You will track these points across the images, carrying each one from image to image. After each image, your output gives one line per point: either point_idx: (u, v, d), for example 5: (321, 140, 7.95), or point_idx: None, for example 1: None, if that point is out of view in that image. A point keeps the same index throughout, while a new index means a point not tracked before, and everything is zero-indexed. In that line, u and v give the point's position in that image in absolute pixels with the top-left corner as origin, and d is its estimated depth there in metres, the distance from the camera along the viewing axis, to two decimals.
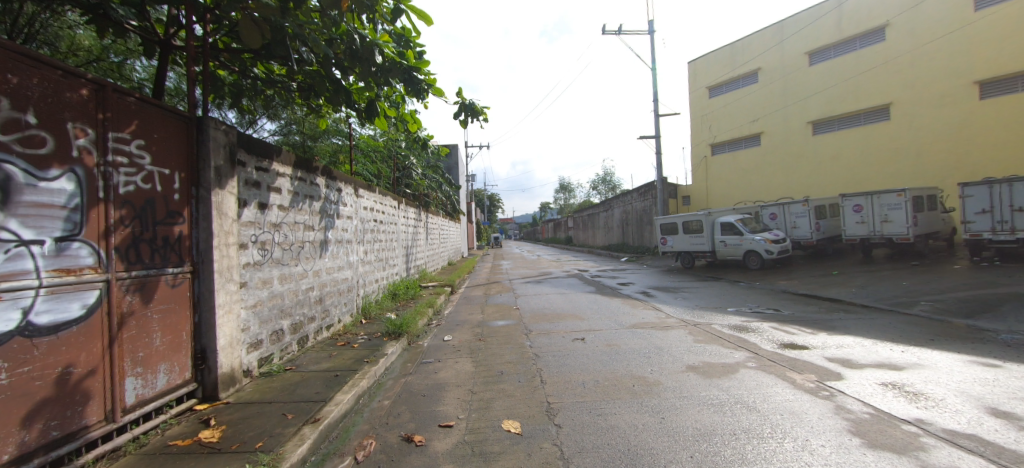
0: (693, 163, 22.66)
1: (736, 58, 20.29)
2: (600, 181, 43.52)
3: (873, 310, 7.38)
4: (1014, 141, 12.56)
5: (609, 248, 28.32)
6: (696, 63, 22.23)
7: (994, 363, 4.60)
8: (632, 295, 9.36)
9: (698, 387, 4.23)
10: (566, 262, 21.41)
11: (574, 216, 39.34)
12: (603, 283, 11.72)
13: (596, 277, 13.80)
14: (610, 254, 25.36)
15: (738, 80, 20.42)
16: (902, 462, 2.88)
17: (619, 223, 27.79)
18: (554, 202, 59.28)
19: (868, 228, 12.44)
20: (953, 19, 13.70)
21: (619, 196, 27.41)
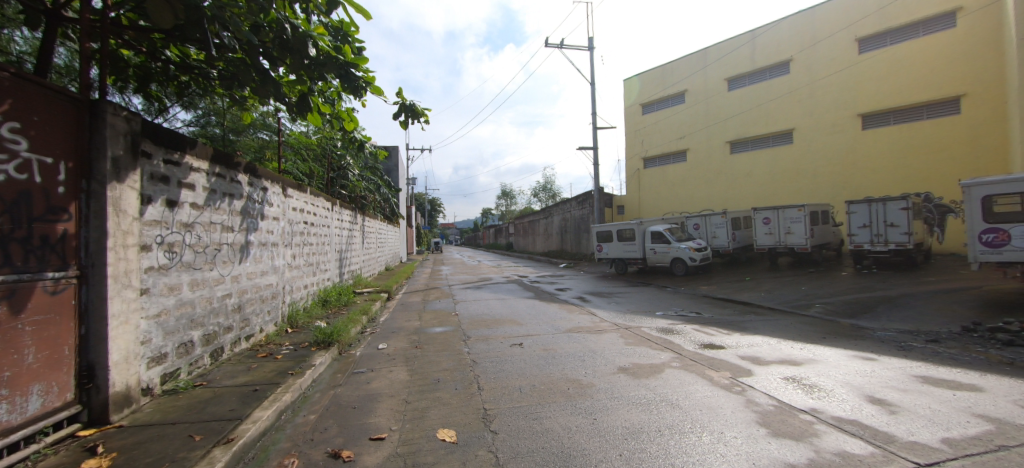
0: (628, 175, 23.96)
1: (666, 79, 21.87)
2: (541, 188, 44.44)
3: (778, 312, 8.24)
4: (888, 167, 14.76)
5: (549, 254, 28.96)
6: (631, 81, 23.63)
7: (872, 357, 5.32)
8: (569, 300, 9.65)
9: (627, 387, 4.43)
10: (507, 268, 21.54)
11: (515, 223, 39.78)
12: (542, 289, 11.96)
13: (536, 282, 14.05)
14: (549, 261, 25.96)
15: (668, 99, 21.99)
16: (799, 448, 3.22)
17: (558, 230, 28.53)
18: (496, 208, 59.60)
19: (775, 239, 13.91)
20: (842, 60, 15.88)
21: (559, 204, 28.17)
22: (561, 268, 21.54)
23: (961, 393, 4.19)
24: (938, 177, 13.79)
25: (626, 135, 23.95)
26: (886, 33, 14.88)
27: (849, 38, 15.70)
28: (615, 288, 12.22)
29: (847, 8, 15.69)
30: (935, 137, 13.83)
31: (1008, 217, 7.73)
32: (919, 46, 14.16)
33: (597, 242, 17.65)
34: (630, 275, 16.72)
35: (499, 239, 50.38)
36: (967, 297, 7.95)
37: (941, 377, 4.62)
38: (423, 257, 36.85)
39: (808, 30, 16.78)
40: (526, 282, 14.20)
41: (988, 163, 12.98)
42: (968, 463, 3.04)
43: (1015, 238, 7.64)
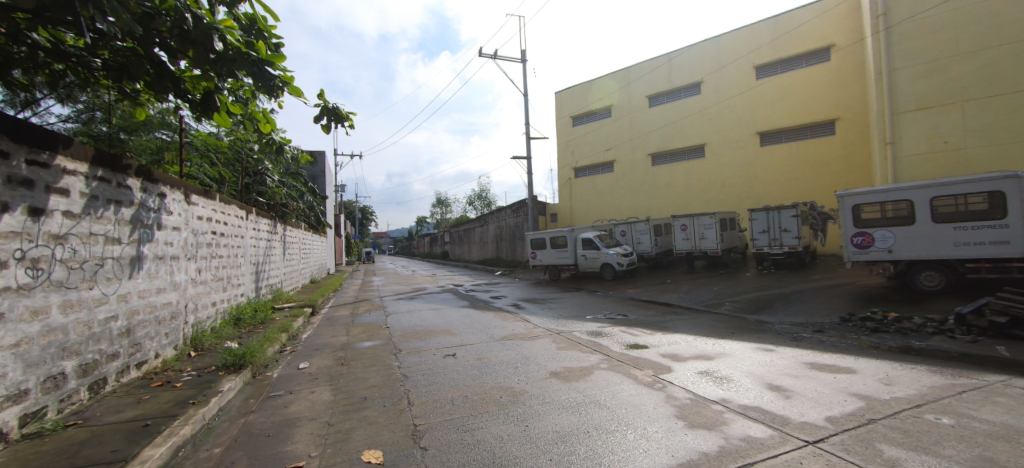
0: (561, 184, 24.83)
1: (593, 94, 23.10)
2: (476, 196, 44.20)
3: (695, 312, 8.93)
4: (782, 179, 16.76)
5: (485, 262, 28.90)
6: (561, 94, 24.63)
7: (771, 348, 5.94)
8: (504, 308, 9.67)
9: (559, 392, 4.50)
10: (443, 277, 21.17)
11: (451, 231, 39.24)
12: (477, 297, 11.88)
13: (471, 291, 13.92)
14: (486, 269, 25.97)
15: (595, 113, 23.21)
16: (711, 437, 3.49)
17: (494, 239, 28.65)
18: (432, 217, 58.39)
19: (692, 244, 15.12)
20: (744, 84, 17.84)
21: (494, 212, 28.34)
22: (497, 276, 21.58)
23: (841, 376, 4.81)
24: (820, 189, 15.91)
25: (558, 146, 24.90)
26: (778, 62, 16.99)
27: (748, 65, 17.70)
28: (548, 294, 12.51)
29: (746, 39, 17.71)
30: (817, 155, 15.97)
31: (873, 222, 9.11)
32: (803, 75, 16.34)
33: (532, 249, 18.00)
34: (563, 281, 17.22)
35: (435, 247, 49.41)
36: (844, 292, 9.22)
37: (825, 363, 5.28)
38: (353, 268, 34.94)
39: (715, 56, 18.65)
40: (461, 291, 14.05)
41: (857, 177, 15.23)
42: (846, 437, 3.49)
43: (877, 240, 9.02)
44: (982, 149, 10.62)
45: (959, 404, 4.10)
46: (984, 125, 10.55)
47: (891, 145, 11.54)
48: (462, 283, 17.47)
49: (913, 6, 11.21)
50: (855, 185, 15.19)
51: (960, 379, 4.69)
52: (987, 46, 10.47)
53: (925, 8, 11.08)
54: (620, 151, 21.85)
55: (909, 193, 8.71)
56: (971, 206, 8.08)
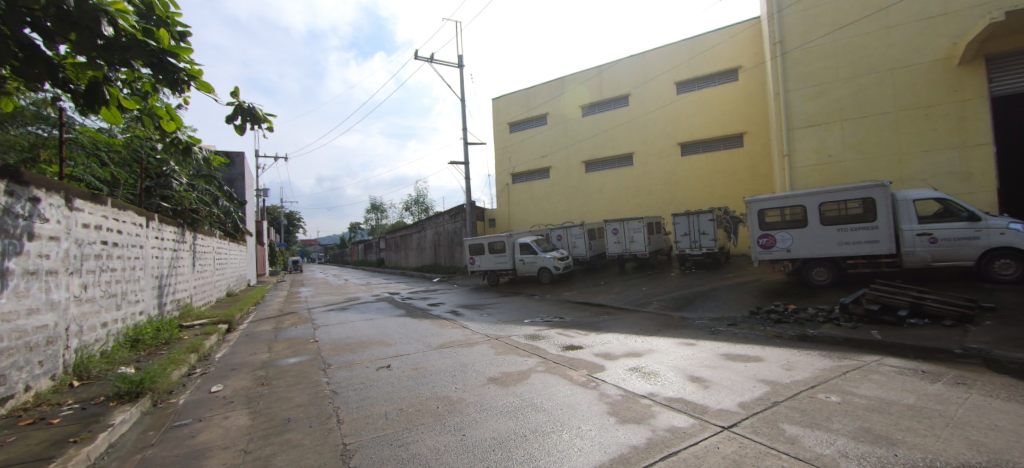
0: (499, 190, 25.05)
1: (529, 102, 23.65)
2: (413, 201, 42.84)
3: (625, 311, 9.41)
4: (700, 186, 18.27)
5: (422, 268, 28.20)
6: (499, 101, 24.95)
7: (692, 342, 6.43)
8: (441, 315, 9.49)
9: (496, 397, 4.50)
10: (378, 286, 20.34)
11: (387, 237, 37.78)
12: (413, 305, 11.55)
13: (407, 299, 13.50)
14: (424, 275, 25.36)
15: (532, 120, 23.78)
16: (640, 431, 3.68)
17: (432, 245, 28.07)
18: (366, 223, 55.77)
19: (622, 247, 15.95)
20: (666, 98, 19.25)
21: (432, 217, 27.81)
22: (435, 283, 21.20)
23: (751, 365, 5.32)
24: (732, 195, 17.56)
25: (497, 151, 25.14)
26: (695, 79, 18.56)
27: (670, 80, 19.14)
28: (487, 300, 12.50)
29: (668, 56, 19.15)
30: (729, 165, 17.65)
31: (775, 225, 10.20)
32: (716, 92, 17.99)
33: (470, 255, 17.91)
34: (502, 285, 17.33)
35: (370, 254, 47.27)
36: (752, 288, 10.24)
37: (737, 353, 5.81)
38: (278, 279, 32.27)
39: (641, 71, 19.94)
40: (397, 299, 13.58)
41: (762, 185, 17.04)
42: (755, 420, 3.87)
43: (778, 241, 10.12)
44: (857, 162, 12.26)
45: (844, 383, 4.71)
46: (858, 141, 12.20)
47: (787, 157, 13.08)
48: (398, 291, 16.90)
49: (803, 35, 12.87)
50: (760, 192, 16.99)
51: (844, 360, 5.41)
52: (859, 74, 12.19)
53: (812, 38, 12.75)
54: (556, 157, 22.55)
55: (803, 200, 9.89)
56: (849, 210, 9.37)
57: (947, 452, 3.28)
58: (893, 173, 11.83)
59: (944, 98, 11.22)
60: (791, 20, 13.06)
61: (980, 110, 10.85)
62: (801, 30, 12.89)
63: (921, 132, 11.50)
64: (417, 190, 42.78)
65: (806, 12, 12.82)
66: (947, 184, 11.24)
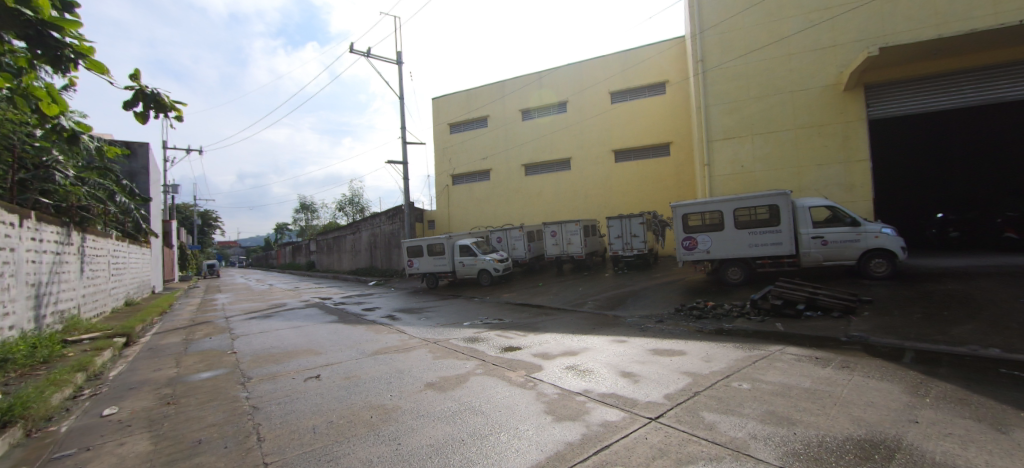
0: (438, 191, 24.68)
1: (470, 103, 23.59)
2: (348, 201, 40.46)
3: (563, 312, 9.69)
4: (632, 191, 19.36)
5: (357, 272, 26.89)
6: (439, 101, 24.61)
7: (623, 339, 6.78)
8: (376, 320, 9.12)
9: (434, 403, 4.40)
10: (308, 290, 19.05)
11: (318, 239, 35.43)
12: (346, 311, 10.98)
13: (339, 304, 12.81)
14: (359, 279, 24.17)
15: (472, 122, 23.74)
16: (575, 427, 3.80)
17: (367, 247, 26.86)
18: (294, 224, 51.91)
19: (560, 249, 16.43)
20: (602, 107, 20.19)
21: (368, 218, 26.65)
22: (371, 286, 20.32)
23: (675, 358, 5.71)
24: (661, 200, 18.80)
25: (436, 152, 24.75)
26: (627, 90, 19.66)
27: (605, 90, 20.10)
28: (425, 303, 12.24)
29: (603, 67, 20.10)
30: (658, 172, 18.90)
31: (696, 229, 11.08)
32: (646, 103, 19.20)
33: (408, 257, 17.45)
34: (441, 288, 17.06)
35: (298, 257, 44.00)
36: (677, 287, 11.03)
37: (663, 348, 6.22)
38: (189, 285, 28.96)
39: (578, 79, 20.72)
40: (328, 305, 12.83)
41: (685, 192, 18.44)
42: (679, 410, 4.16)
43: (699, 243, 11.00)
44: (765, 172, 13.70)
45: (753, 371, 5.23)
46: (765, 154, 13.64)
47: (707, 166, 14.30)
48: (330, 296, 15.94)
49: (720, 57, 14.19)
50: (685, 198, 18.38)
51: (753, 351, 6.01)
52: (766, 94, 13.64)
53: (728, 59, 14.09)
54: (496, 160, 22.70)
55: (720, 206, 10.84)
56: (758, 215, 10.43)
57: (834, 428, 3.77)
58: (794, 183, 13.35)
59: (833, 119, 12.90)
60: (711, 41, 14.33)
61: (861, 130, 12.61)
62: (719, 51, 14.21)
63: (815, 148, 13.10)
64: (352, 189, 40.52)
65: (723, 36, 14.16)
66: (835, 193, 12.91)
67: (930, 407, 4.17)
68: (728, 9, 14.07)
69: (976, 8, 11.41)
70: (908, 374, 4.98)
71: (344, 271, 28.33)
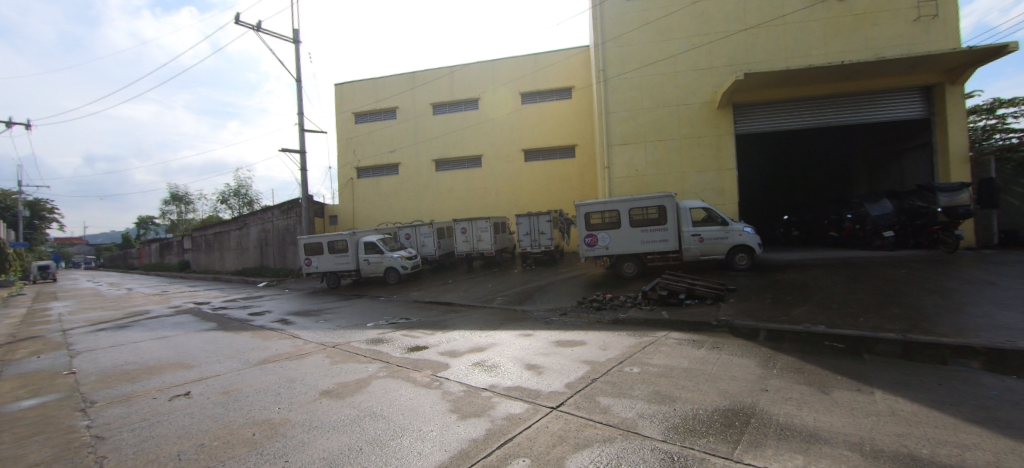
0: (341, 184, 23.07)
1: (377, 93, 22.45)
2: (231, 193, 35.16)
3: (471, 308, 9.70)
4: (540, 190, 20.11)
5: (243, 272, 23.91)
6: (342, 87, 23.04)
7: (529, 333, 7.02)
8: (264, 325, 8.25)
9: (330, 412, 4.09)
10: (180, 295, 16.46)
11: (192, 235, 30.70)
12: (227, 316, 9.72)
13: (219, 309, 11.30)
14: (246, 282, 21.62)
15: (379, 112, 22.62)
16: (480, 423, 3.83)
17: (257, 244, 24.05)
18: (161, 218, 44.33)
19: (470, 245, 16.47)
20: (513, 106, 20.62)
21: (259, 212, 23.94)
22: (261, 288, 18.28)
23: (575, 349, 6.06)
24: (567, 199, 19.81)
25: (339, 142, 23.11)
26: (537, 93, 20.36)
27: (515, 90, 20.56)
28: (323, 304, 11.37)
29: (513, 67, 20.52)
30: (564, 172, 19.89)
31: (597, 226, 11.87)
32: (554, 106, 20.07)
33: (306, 255, 16.08)
34: (343, 288, 16.00)
35: (167, 256, 37.70)
36: (579, 281, 11.73)
37: (565, 339, 6.57)
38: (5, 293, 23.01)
39: (489, 77, 20.88)
40: (205, 310, 11.28)
41: (588, 192, 19.66)
42: (578, 397, 4.43)
43: (599, 240, 11.80)
44: (655, 176, 15.16)
45: (642, 356, 5.77)
46: (656, 160, 15.12)
47: (607, 169, 15.43)
48: (208, 300, 13.95)
49: (619, 68, 15.39)
50: (587, 198, 19.61)
51: (642, 337, 6.63)
52: (656, 106, 15.10)
53: (625, 71, 15.33)
54: (405, 153, 21.94)
55: (617, 205, 11.72)
56: (649, 215, 11.51)
57: (705, 401, 4.33)
58: (678, 186, 14.98)
59: (709, 132, 14.74)
60: (611, 52, 15.46)
61: (729, 144, 14.56)
62: (618, 63, 15.39)
63: (695, 156, 14.84)
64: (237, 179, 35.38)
65: (622, 49, 15.35)
66: (710, 197, 14.76)
67: (775, 377, 5.00)
68: (626, 24, 15.26)
69: (812, 48, 13.87)
70: (761, 350, 5.90)
71: (228, 272, 25.06)
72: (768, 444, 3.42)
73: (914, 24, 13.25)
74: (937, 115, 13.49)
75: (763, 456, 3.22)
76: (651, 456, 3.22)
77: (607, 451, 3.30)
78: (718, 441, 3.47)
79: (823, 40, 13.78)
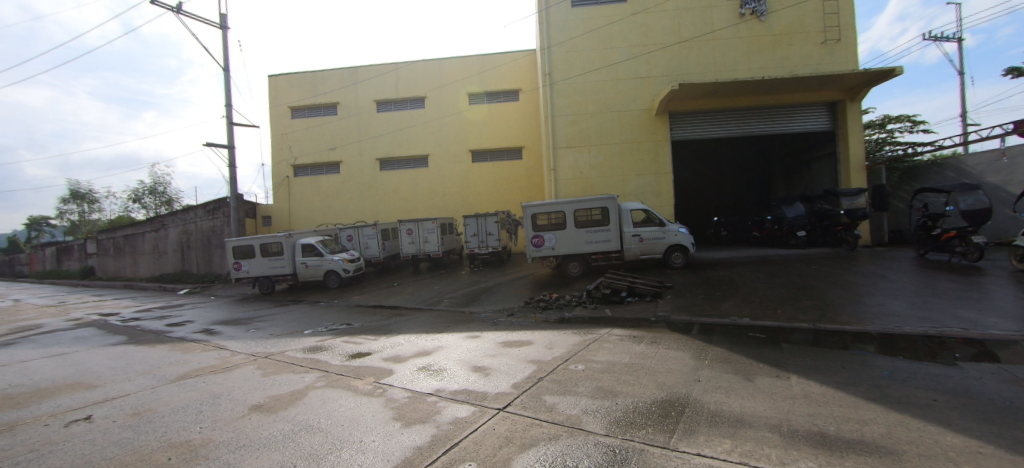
0: (276, 183, 21.66)
1: (316, 86, 21.33)
2: (146, 190, 31.63)
3: (416, 312, 9.49)
4: (488, 191, 20.12)
5: (160, 278, 21.61)
6: (277, 79, 21.65)
7: (476, 334, 7.00)
8: (185, 337, 7.54)
9: (261, 427, 3.82)
10: (81, 305, 14.54)
11: (96, 239, 27.25)
12: (140, 328, 8.77)
13: (131, 320, 10.17)
14: (164, 289, 19.60)
15: (319, 107, 21.51)
16: (425, 430, 3.75)
17: (177, 248, 21.90)
18: (58, 219, 38.95)
19: (416, 247, 16.13)
20: (460, 106, 20.46)
21: (179, 212, 21.85)
22: (182, 296, 16.65)
23: (521, 349, 6.12)
24: (514, 200, 20.00)
25: (273, 138, 21.68)
26: (484, 94, 20.37)
27: (463, 90, 20.42)
28: (255, 312, 10.59)
29: (461, 67, 20.39)
30: (511, 173, 20.04)
31: (543, 227, 12.09)
32: (502, 108, 20.18)
33: (235, 259, 14.93)
34: (278, 294, 15.02)
35: (65, 262, 33.17)
36: (526, 281, 11.89)
37: (512, 339, 6.61)
38: None
39: (436, 76, 20.57)
40: (113, 322, 10.10)
41: (535, 193, 19.95)
42: (524, 397, 4.48)
43: (546, 240, 12.03)
44: (598, 178, 15.71)
45: (586, 353, 5.96)
46: (599, 163, 15.68)
47: (553, 171, 15.77)
48: (117, 310, 12.48)
49: (564, 73, 15.79)
50: (534, 199, 19.91)
51: (586, 335, 6.84)
52: (600, 111, 15.67)
53: (570, 76, 15.76)
54: (347, 151, 21.04)
55: (562, 206, 12.00)
56: (593, 216, 11.91)
57: (644, 394, 4.55)
58: (620, 188, 15.61)
59: (648, 138, 15.52)
60: (557, 57, 15.82)
61: (666, 149, 15.44)
62: (563, 68, 15.79)
63: (635, 160, 15.56)
64: (152, 175, 31.89)
65: (567, 54, 15.76)
66: (649, 199, 15.54)
67: (706, 367, 5.38)
68: (571, 30, 15.68)
69: (738, 63, 15.05)
70: (693, 343, 6.32)
71: (142, 279, 22.59)
72: (700, 431, 3.66)
73: (822, 46, 14.79)
74: (840, 128, 15.15)
75: (695, 442, 3.44)
76: (594, 450, 3.32)
77: (552, 449, 3.37)
78: (655, 432, 3.66)
79: (746, 56, 15.01)
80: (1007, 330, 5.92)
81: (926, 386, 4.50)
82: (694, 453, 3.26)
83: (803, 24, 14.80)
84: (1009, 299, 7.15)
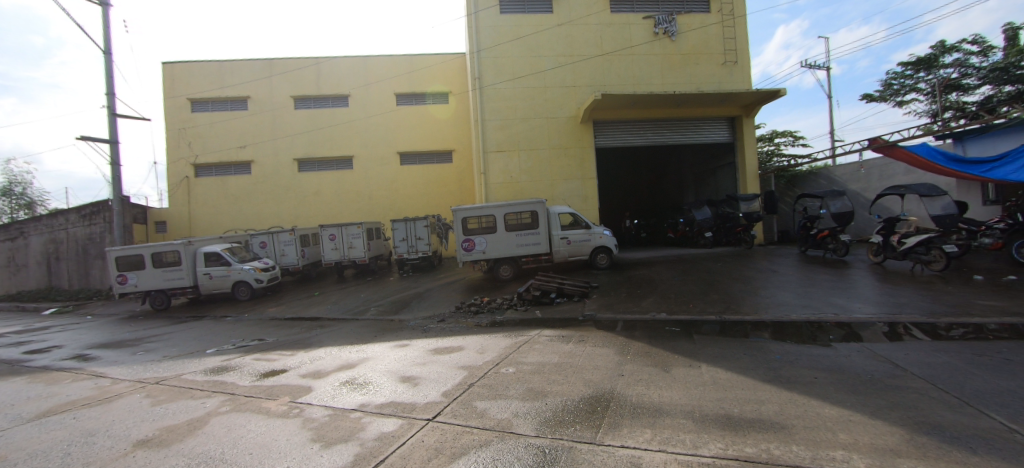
0: (173, 183, 19.24)
1: (222, 78, 19.37)
2: None
3: (340, 322, 8.95)
4: (418, 194, 19.62)
5: (16, 297, 18.04)
6: (174, 68, 19.32)
7: (404, 343, 6.78)
8: (48, 366, 6.37)
9: (149, 464, 3.36)
10: None
11: None
12: None
13: None
14: (23, 311, 16.44)
15: (226, 101, 19.52)
16: (347, 449, 3.55)
17: (41, 259, 18.49)
18: None
19: (340, 253, 15.28)
20: (387, 106, 19.75)
21: (45, 217, 18.48)
22: (48, 317, 14.10)
23: (452, 355, 6.04)
24: (445, 203, 19.72)
25: (170, 133, 19.28)
26: (412, 95, 19.88)
27: (390, 90, 19.75)
28: (146, 331, 9.31)
29: (388, 66, 19.74)
30: (441, 176, 19.75)
31: (474, 231, 12.07)
32: (432, 109, 19.84)
33: (120, 271, 13.05)
34: (176, 309, 13.34)
35: None
36: (458, 286, 11.77)
37: (442, 346, 6.50)
38: None
39: (361, 73, 19.68)
40: None
41: (467, 196, 19.84)
42: (454, 405, 4.42)
43: (476, 244, 12.03)
44: (528, 183, 16.04)
45: (517, 355, 6.04)
46: (528, 168, 16.02)
47: (484, 175, 15.81)
48: None
49: (494, 77, 15.91)
50: (465, 202, 19.81)
51: (516, 337, 6.93)
52: (528, 117, 16.02)
53: (500, 81, 15.93)
54: (259, 150, 19.33)
55: (493, 210, 12.08)
56: (523, 220, 12.13)
57: (572, 392, 4.73)
58: (549, 193, 16.07)
59: (574, 144, 16.17)
60: (486, 62, 15.91)
61: (591, 156, 16.19)
62: (493, 72, 15.91)
63: (562, 165, 16.12)
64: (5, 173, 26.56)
65: (496, 59, 15.92)
66: (576, 203, 16.18)
67: (628, 362, 5.72)
68: (499, 36, 15.88)
69: (653, 77, 16.24)
70: (617, 340, 6.69)
71: None
72: (622, 424, 3.87)
73: (723, 67, 16.47)
74: (738, 140, 16.97)
75: (619, 435, 3.63)
76: (524, 453, 3.38)
77: (483, 456, 3.36)
78: (582, 428, 3.81)
79: (661, 72, 16.25)
80: (866, 313, 7.03)
81: (809, 366, 5.18)
82: (618, 445, 3.44)
83: (708, 46, 16.38)
84: (868, 288, 8.51)
